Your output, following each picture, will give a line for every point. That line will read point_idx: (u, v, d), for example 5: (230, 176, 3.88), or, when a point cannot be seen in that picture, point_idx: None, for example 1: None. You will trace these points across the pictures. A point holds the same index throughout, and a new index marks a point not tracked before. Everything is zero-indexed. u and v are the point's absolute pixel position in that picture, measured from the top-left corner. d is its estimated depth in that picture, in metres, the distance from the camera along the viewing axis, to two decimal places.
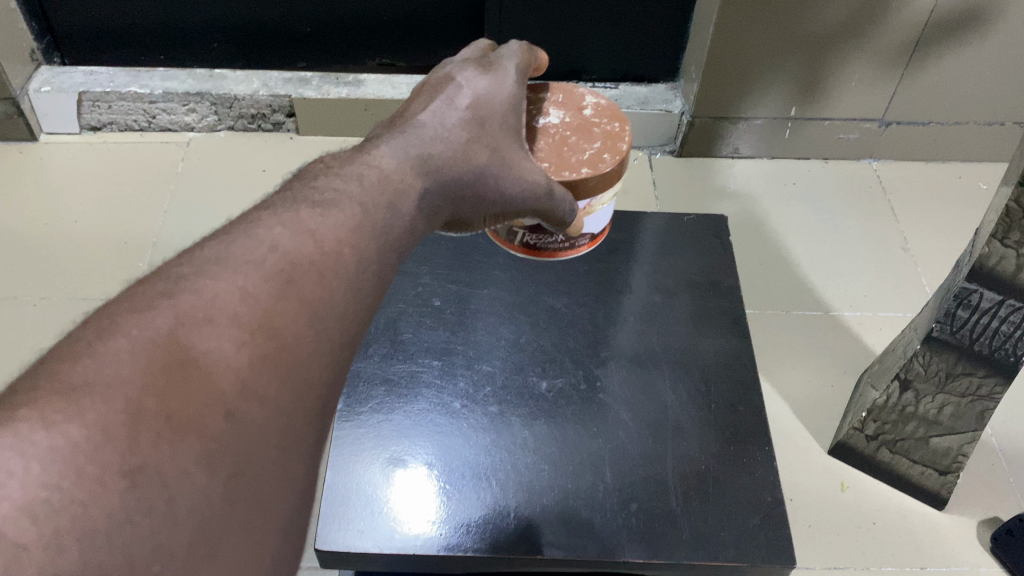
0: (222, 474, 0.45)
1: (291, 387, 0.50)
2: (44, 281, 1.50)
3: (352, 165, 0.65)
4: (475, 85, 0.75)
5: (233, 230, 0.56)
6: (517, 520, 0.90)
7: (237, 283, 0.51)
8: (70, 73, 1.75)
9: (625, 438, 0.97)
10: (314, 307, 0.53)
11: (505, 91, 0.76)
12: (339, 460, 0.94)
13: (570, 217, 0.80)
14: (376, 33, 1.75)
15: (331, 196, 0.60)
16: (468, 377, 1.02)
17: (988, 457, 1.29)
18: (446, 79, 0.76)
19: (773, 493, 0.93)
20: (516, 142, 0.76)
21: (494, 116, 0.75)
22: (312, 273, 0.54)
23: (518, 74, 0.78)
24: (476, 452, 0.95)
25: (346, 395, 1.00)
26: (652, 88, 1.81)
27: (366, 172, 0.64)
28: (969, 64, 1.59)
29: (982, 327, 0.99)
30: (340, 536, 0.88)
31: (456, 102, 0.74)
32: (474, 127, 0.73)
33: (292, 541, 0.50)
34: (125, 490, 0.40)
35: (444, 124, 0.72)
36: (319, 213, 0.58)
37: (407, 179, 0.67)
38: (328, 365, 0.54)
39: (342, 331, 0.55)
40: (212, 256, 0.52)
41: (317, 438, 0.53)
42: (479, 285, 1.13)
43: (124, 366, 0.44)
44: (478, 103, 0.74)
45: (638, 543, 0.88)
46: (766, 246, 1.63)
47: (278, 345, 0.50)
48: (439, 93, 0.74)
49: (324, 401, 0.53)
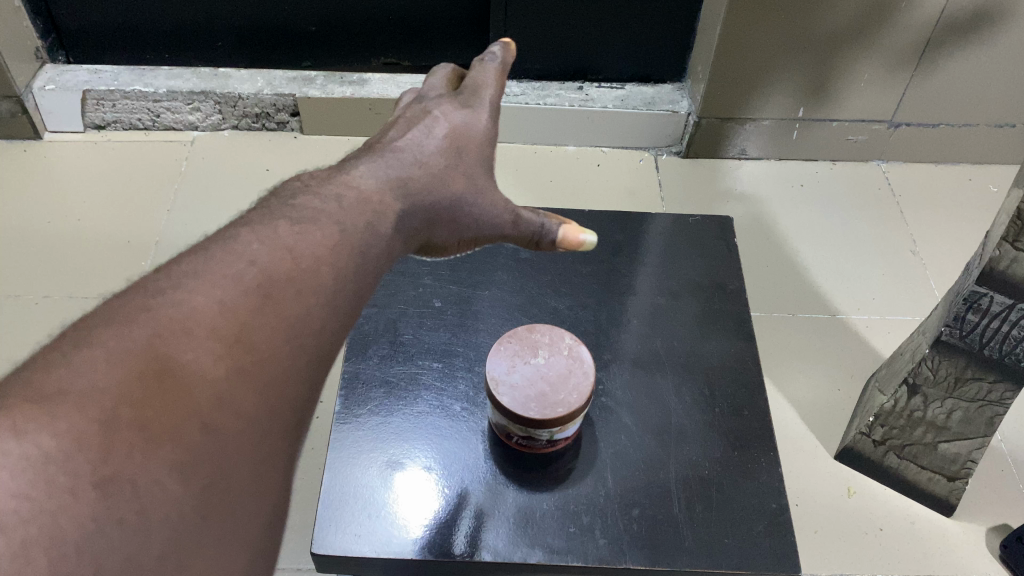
0: (196, 486, 0.43)
1: (268, 401, 0.49)
2: (48, 279, 1.48)
3: (330, 184, 0.65)
4: (451, 118, 0.77)
5: (210, 243, 0.55)
6: (520, 530, 0.80)
7: (215, 296, 0.50)
8: (74, 72, 1.75)
9: (629, 443, 0.89)
10: (292, 321, 0.52)
11: (480, 124, 0.79)
12: (336, 462, 0.85)
13: (554, 232, 0.77)
14: (381, 32, 1.74)
15: (309, 213, 0.60)
16: (470, 379, 0.94)
17: (998, 463, 1.27)
18: (423, 112, 0.78)
19: (778, 500, 0.84)
20: (489, 172, 0.78)
21: (471, 145, 0.77)
22: (290, 288, 0.53)
23: (493, 107, 0.81)
24: (483, 455, 0.86)
25: (343, 396, 0.91)
26: (660, 88, 1.79)
27: (345, 192, 0.64)
28: (980, 65, 1.57)
29: (992, 332, 0.97)
30: (337, 539, 0.79)
31: (434, 132, 0.76)
32: (451, 155, 0.75)
33: (266, 555, 0.48)
34: (97, 500, 0.39)
35: (423, 149, 0.74)
36: (298, 229, 0.58)
37: (385, 199, 0.67)
38: (306, 381, 0.52)
39: (320, 345, 0.54)
40: (188, 269, 0.52)
41: (292, 455, 0.51)
42: (480, 287, 1.05)
43: (98, 375, 0.43)
44: (456, 133, 0.76)
45: (642, 549, 0.79)
46: (773, 250, 1.60)
47: (254, 357, 0.49)
48: (416, 124, 0.76)
49: (301, 418, 0.52)
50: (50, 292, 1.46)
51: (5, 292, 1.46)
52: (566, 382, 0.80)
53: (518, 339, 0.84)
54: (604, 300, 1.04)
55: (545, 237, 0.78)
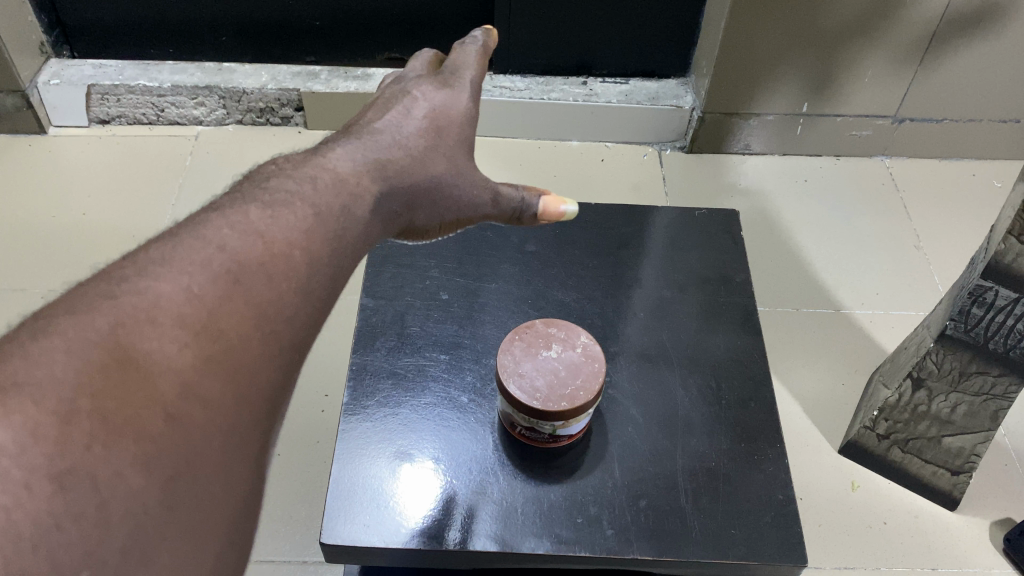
0: (160, 478, 0.42)
1: (236, 389, 0.49)
2: (52, 273, 1.48)
3: (306, 167, 0.66)
4: (431, 98, 0.80)
5: (181, 231, 0.55)
6: (527, 520, 0.81)
7: (181, 285, 0.50)
8: (79, 66, 1.76)
9: (636, 434, 0.89)
10: (261, 309, 0.52)
11: (460, 104, 0.81)
12: (345, 454, 0.85)
13: (537, 207, 0.81)
14: (386, 27, 1.75)
15: (282, 196, 0.61)
16: (476, 371, 0.94)
17: (1002, 458, 1.27)
18: (402, 93, 0.80)
19: (785, 490, 0.85)
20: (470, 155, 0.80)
21: (451, 126, 0.79)
22: (261, 275, 0.54)
23: (473, 87, 0.83)
24: (487, 448, 0.86)
25: (352, 389, 0.91)
26: (664, 84, 1.79)
27: (320, 174, 0.65)
28: (985, 60, 1.57)
29: (998, 326, 0.98)
30: (345, 529, 0.79)
31: (413, 113, 0.78)
32: (431, 134, 0.77)
33: (235, 548, 0.47)
34: (54, 494, 0.38)
35: (401, 131, 0.76)
36: (270, 213, 0.58)
37: (363, 181, 0.68)
38: (276, 369, 0.52)
39: (290, 335, 0.54)
40: (157, 257, 0.52)
41: (262, 446, 0.51)
42: (487, 279, 1.05)
43: (57, 366, 0.42)
44: (435, 114, 0.78)
45: (647, 539, 0.80)
46: (778, 244, 1.61)
47: (222, 347, 0.49)
48: (396, 105, 0.79)
49: (271, 406, 0.52)
50: (55, 287, 1.46)
51: (9, 285, 1.46)
52: (575, 376, 0.80)
53: (533, 333, 0.84)
54: (610, 292, 1.04)
55: (527, 212, 0.82)
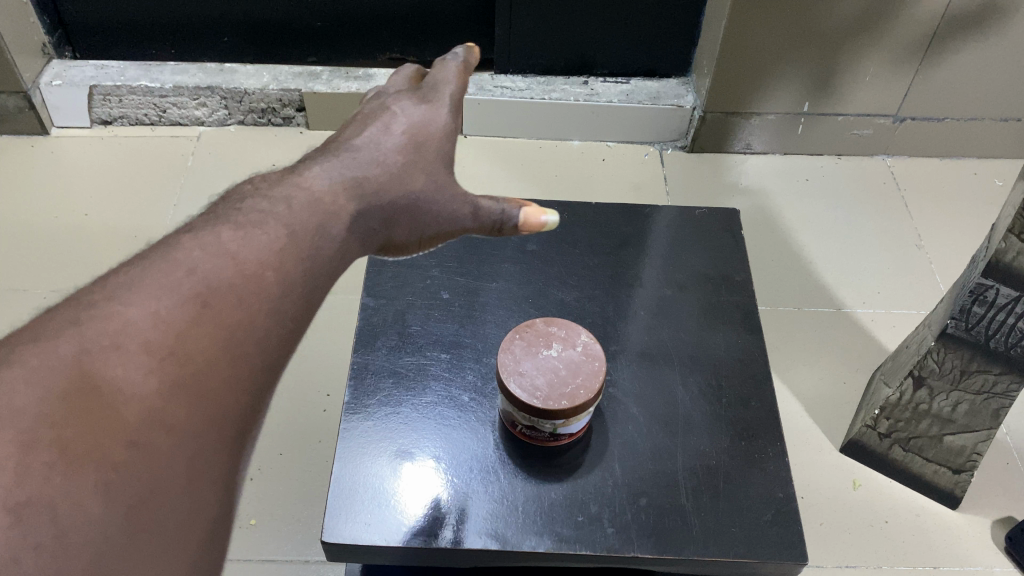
0: (120, 504, 0.43)
1: (203, 412, 0.50)
2: (55, 274, 1.49)
3: (283, 186, 0.67)
4: (409, 113, 0.78)
5: (154, 253, 0.56)
6: (528, 519, 0.81)
7: (148, 308, 0.51)
8: (81, 67, 1.76)
9: (636, 433, 0.89)
10: (229, 331, 0.53)
11: (439, 119, 0.78)
12: (346, 453, 0.85)
13: (514, 217, 0.72)
14: (387, 28, 1.75)
15: (255, 216, 0.62)
16: (477, 370, 0.94)
17: (1004, 457, 1.27)
18: (381, 109, 0.79)
19: (786, 488, 0.85)
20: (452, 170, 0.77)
21: (430, 141, 0.77)
22: (231, 295, 0.55)
23: (452, 101, 0.80)
24: (487, 446, 0.87)
25: (352, 388, 0.91)
26: (665, 83, 1.79)
27: (296, 194, 0.66)
28: (986, 59, 1.57)
29: (999, 324, 0.98)
30: (347, 528, 0.79)
31: (391, 129, 0.76)
32: (409, 150, 0.75)
33: (205, 568, 0.48)
34: (12, 522, 0.39)
35: (380, 147, 0.75)
36: (241, 233, 0.59)
37: (339, 200, 0.68)
38: (244, 389, 0.53)
39: (259, 354, 0.55)
40: (126, 281, 0.53)
41: (232, 465, 0.52)
42: (488, 279, 1.05)
43: (21, 396, 0.43)
44: (413, 128, 0.76)
45: (647, 538, 0.80)
46: (780, 242, 1.61)
47: (187, 369, 0.50)
48: (374, 121, 0.77)
49: (240, 426, 0.53)
50: (58, 287, 1.46)
51: (12, 286, 1.46)
52: (575, 376, 0.80)
53: (533, 332, 0.84)
54: (610, 291, 1.05)
55: (507, 224, 0.74)
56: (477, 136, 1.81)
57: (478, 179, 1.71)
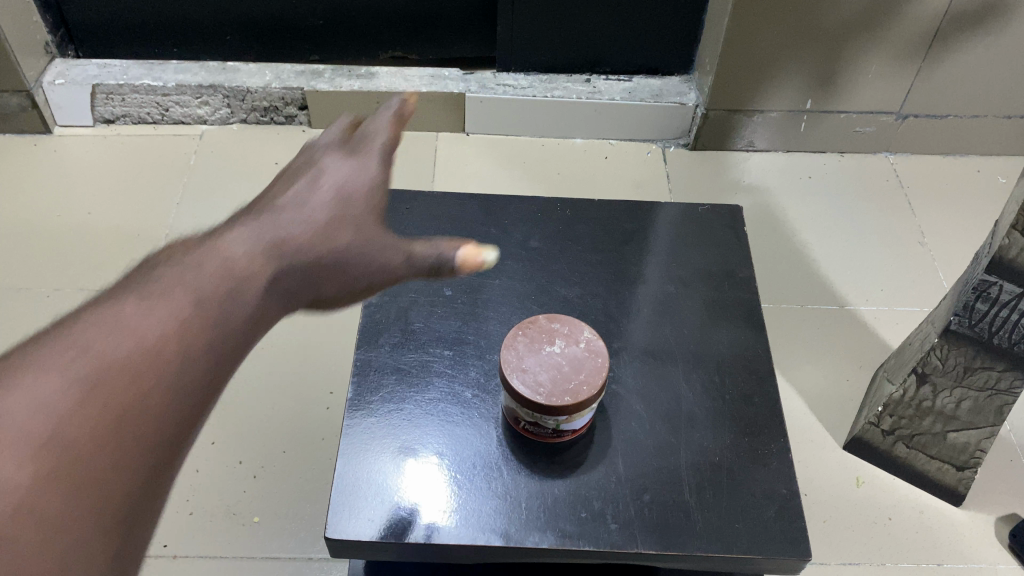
0: None
1: (83, 507, 0.47)
2: (58, 272, 1.49)
3: (200, 250, 0.63)
4: (337, 170, 0.77)
5: (49, 331, 0.54)
6: (531, 515, 0.81)
7: (30, 393, 0.48)
8: (84, 66, 1.76)
9: (639, 429, 0.89)
10: (118, 416, 0.50)
11: (367, 175, 0.77)
12: (349, 450, 0.85)
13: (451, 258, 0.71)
14: (390, 25, 1.76)
15: (161, 284, 0.58)
16: (480, 367, 0.94)
17: (1008, 454, 1.27)
18: (310, 166, 0.78)
19: (789, 485, 0.84)
20: (381, 224, 0.75)
21: (358, 199, 0.75)
22: (124, 376, 0.52)
23: (382, 156, 0.79)
24: (489, 443, 0.87)
25: (355, 385, 0.91)
26: (668, 81, 1.79)
27: (210, 259, 0.62)
28: (990, 55, 1.56)
29: (1002, 320, 0.97)
30: (350, 524, 0.79)
31: (319, 186, 0.75)
32: (335, 207, 0.73)
33: None
34: None
35: (306, 206, 0.72)
36: (147, 303, 0.56)
37: (258, 263, 0.64)
38: (133, 478, 0.51)
39: (155, 438, 0.52)
40: (12, 362, 0.50)
41: (118, 558, 0.49)
42: (491, 276, 1.05)
43: None
44: (342, 187, 0.75)
45: (651, 534, 0.80)
46: (783, 240, 1.61)
47: (67, 461, 0.47)
48: (303, 178, 0.76)
49: (128, 518, 0.50)
50: (61, 286, 1.46)
51: (16, 284, 1.46)
52: (578, 371, 0.81)
53: (536, 328, 0.84)
54: (613, 288, 1.04)
55: (443, 268, 0.73)
56: (480, 134, 1.81)
57: (480, 177, 1.71)
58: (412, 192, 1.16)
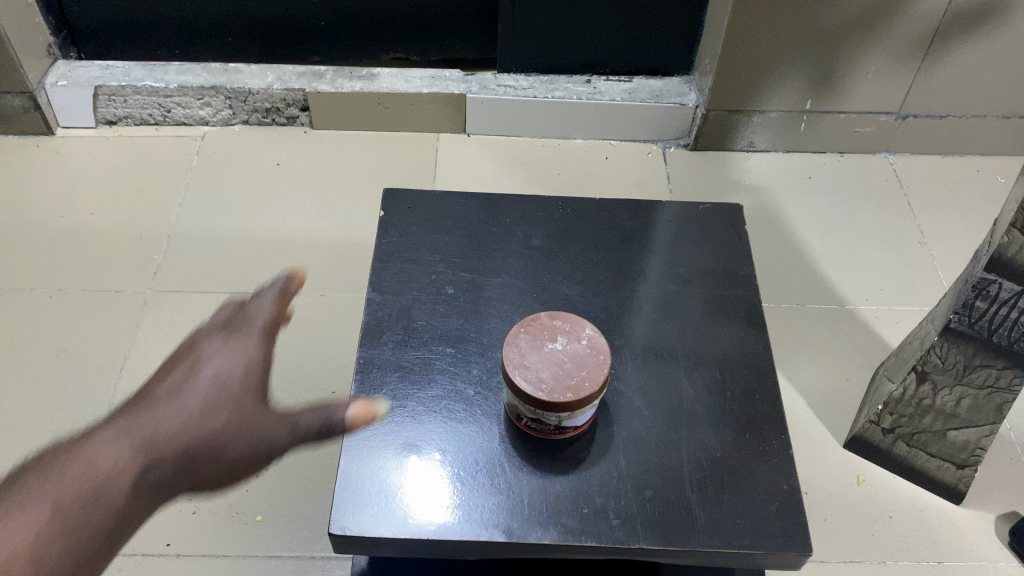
0: None
1: None
2: (61, 273, 1.49)
3: (58, 459, 0.85)
4: (213, 364, 0.92)
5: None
6: (534, 510, 0.81)
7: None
8: (86, 67, 1.77)
9: (641, 426, 0.89)
10: None
11: (237, 369, 0.92)
12: (352, 446, 0.86)
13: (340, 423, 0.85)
14: (391, 27, 1.77)
15: (28, 488, 0.82)
16: (482, 364, 0.94)
17: (1008, 452, 1.27)
18: (182, 360, 0.94)
19: (790, 481, 0.85)
20: (262, 398, 0.91)
21: (228, 392, 0.90)
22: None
23: (258, 339, 0.97)
24: (492, 440, 0.87)
25: (358, 382, 0.92)
26: (668, 81, 1.79)
27: (77, 464, 0.84)
28: (989, 56, 1.57)
29: (1002, 319, 0.98)
30: (354, 520, 0.80)
31: (192, 382, 0.91)
32: (208, 402, 0.88)
33: None
34: None
35: (175, 409, 0.88)
36: (47, 478, 0.83)
37: (126, 467, 0.84)
38: None
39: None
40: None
41: None
42: (492, 274, 1.06)
43: None
44: (216, 376, 0.91)
45: (653, 529, 0.80)
46: (783, 239, 1.61)
47: None
48: (175, 371, 0.93)
49: None
50: (63, 286, 1.47)
51: (18, 285, 1.47)
52: (581, 368, 0.81)
53: (538, 326, 0.85)
54: (615, 286, 1.05)
55: (334, 426, 0.85)
56: (481, 135, 1.81)
57: (481, 178, 1.71)
58: (413, 191, 1.17)
